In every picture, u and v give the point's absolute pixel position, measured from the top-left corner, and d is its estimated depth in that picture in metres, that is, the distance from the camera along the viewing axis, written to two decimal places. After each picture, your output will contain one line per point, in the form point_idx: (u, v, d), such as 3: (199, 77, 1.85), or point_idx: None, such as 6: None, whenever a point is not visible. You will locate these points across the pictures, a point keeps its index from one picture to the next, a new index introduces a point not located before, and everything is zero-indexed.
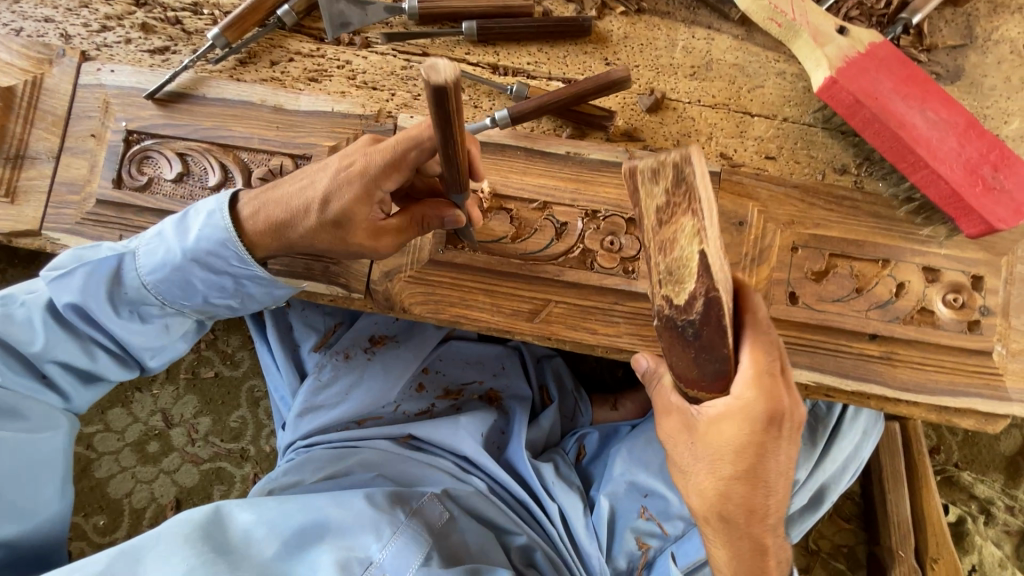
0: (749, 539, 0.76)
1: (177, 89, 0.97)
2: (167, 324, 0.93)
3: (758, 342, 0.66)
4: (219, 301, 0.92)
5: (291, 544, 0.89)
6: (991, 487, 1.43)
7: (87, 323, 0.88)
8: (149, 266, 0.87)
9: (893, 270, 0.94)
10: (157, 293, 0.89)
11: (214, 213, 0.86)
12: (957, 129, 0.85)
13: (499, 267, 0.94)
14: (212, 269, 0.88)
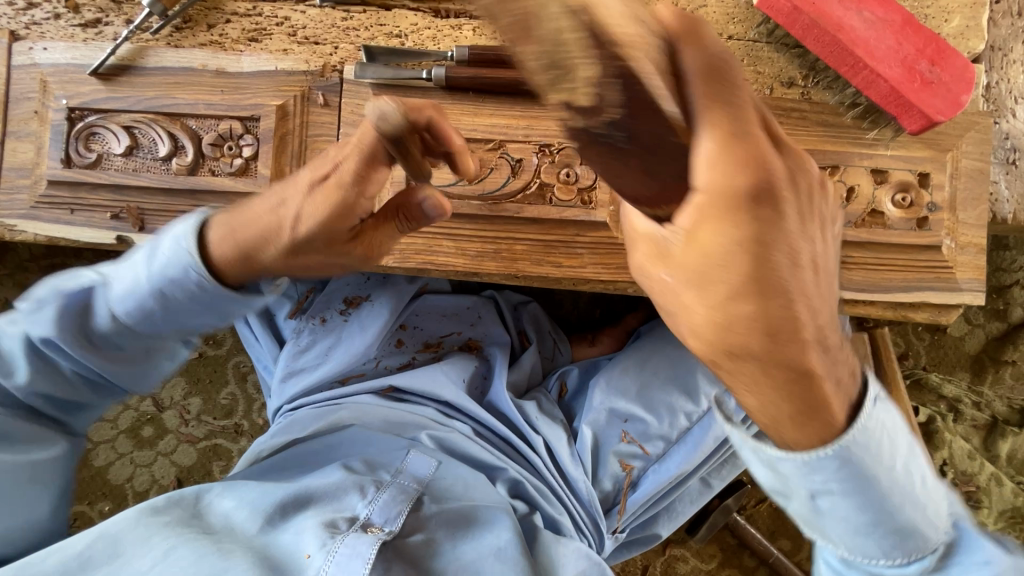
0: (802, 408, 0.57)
1: (118, 62, 0.95)
2: (147, 353, 0.85)
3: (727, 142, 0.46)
4: (201, 321, 0.81)
5: (276, 514, 0.88)
6: (959, 386, 1.50)
7: (64, 351, 0.82)
8: (117, 295, 0.78)
9: (842, 175, 0.96)
10: (131, 326, 0.80)
11: (181, 239, 0.76)
12: (894, 26, 0.86)
13: (460, 211, 0.95)
14: (186, 298, 0.78)
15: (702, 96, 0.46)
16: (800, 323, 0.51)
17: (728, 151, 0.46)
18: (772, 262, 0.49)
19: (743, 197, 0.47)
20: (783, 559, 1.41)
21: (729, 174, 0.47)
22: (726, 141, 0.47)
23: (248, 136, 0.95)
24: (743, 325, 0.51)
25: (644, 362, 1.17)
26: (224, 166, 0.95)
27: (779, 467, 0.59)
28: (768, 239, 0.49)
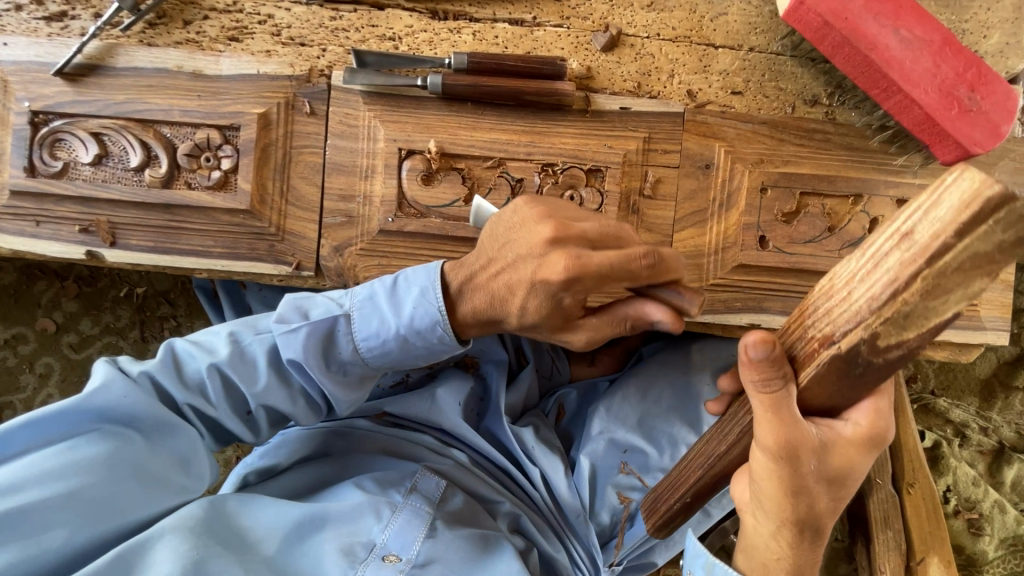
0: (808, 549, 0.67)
1: (85, 61, 0.88)
2: (346, 387, 0.86)
3: (879, 408, 0.61)
4: (408, 362, 0.85)
5: (293, 537, 0.87)
6: (966, 410, 1.47)
7: (300, 376, 0.84)
8: (368, 330, 0.82)
9: (866, 206, 0.89)
10: (364, 359, 0.84)
11: (427, 291, 0.80)
12: (932, 47, 0.79)
13: (455, 233, 0.88)
14: (414, 344, 0.82)
15: (874, 375, 0.53)
16: (826, 528, 0.66)
17: (874, 421, 0.61)
18: (844, 480, 0.62)
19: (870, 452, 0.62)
20: None
21: (868, 436, 0.61)
22: (876, 413, 0.61)
23: (227, 146, 0.88)
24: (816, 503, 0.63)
25: (646, 390, 1.11)
26: (201, 179, 0.88)
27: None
28: (840, 483, 0.63)
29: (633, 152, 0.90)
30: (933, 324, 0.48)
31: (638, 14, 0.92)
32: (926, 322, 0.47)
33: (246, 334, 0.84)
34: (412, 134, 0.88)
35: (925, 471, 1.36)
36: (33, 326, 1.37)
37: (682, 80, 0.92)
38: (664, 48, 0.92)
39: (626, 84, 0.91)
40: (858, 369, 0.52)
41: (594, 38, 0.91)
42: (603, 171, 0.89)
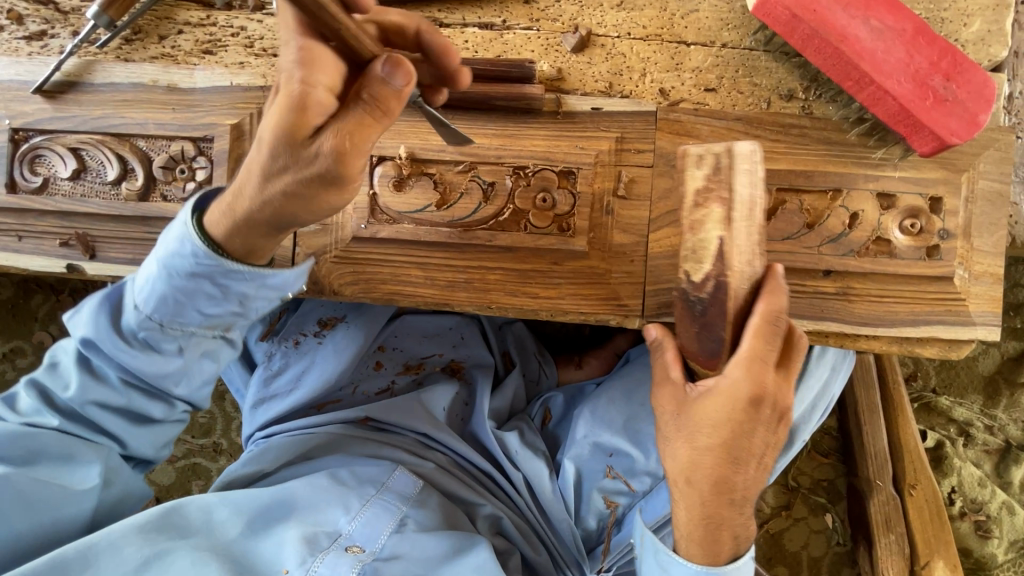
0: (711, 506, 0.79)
1: (64, 78, 0.89)
2: (181, 349, 0.77)
3: (759, 335, 0.73)
4: (213, 311, 0.75)
5: (257, 523, 0.89)
6: (970, 408, 1.41)
7: (108, 363, 0.78)
8: (141, 293, 0.74)
9: (845, 201, 0.88)
10: (161, 321, 0.74)
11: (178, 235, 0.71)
12: (904, 36, 0.78)
13: (427, 239, 0.89)
14: (186, 284, 0.72)
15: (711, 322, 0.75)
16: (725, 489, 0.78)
17: (745, 371, 0.73)
18: (731, 435, 0.75)
19: (733, 396, 0.74)
20: None
21: (740, 383, 0.73)
22: (748, 360, 0.73)
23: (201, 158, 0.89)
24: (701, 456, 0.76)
25: (631, 392, 1.11)
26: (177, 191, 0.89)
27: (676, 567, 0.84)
28: (727, 439, 0.75)
29: (605, 153, 0.89)
30: (715, 254, 0.73)
31: (609, 14, 0.92)
32: (732, 247, 0.73)
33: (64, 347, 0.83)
34: (383, 141, 0.88)
35: (928, 472, 1.31)
36: (31, 339, 1.40)
37: (654, 78, 0.91)
38: (634, 47, 0.91)
39: (597, 84, 0.90)
40: (698, 308, 0.76)
41: (564, 39, 0.91)
42: (575, 173, 0.89)
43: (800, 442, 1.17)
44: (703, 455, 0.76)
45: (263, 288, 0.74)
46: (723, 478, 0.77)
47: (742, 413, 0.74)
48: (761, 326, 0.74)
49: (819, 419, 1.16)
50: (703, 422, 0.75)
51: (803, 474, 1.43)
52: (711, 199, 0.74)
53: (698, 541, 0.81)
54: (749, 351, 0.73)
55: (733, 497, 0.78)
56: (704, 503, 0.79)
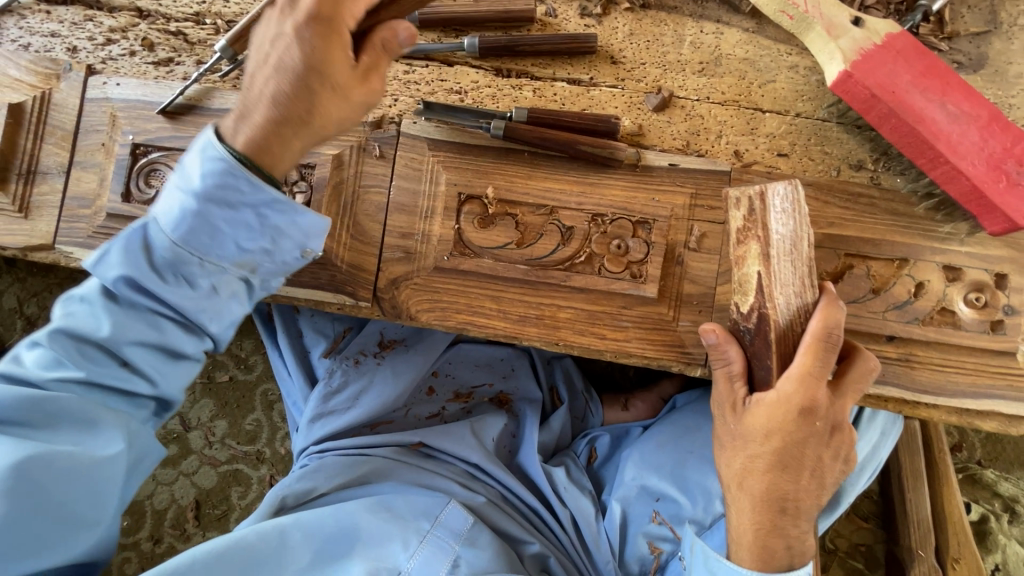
0: (774, 528, 0.84)
1: (185, 101, 0.98)
2: (215, 285, 0.79)
3: (813, 351, 0.79)
4: (248, 244, 0.78)
5: (323, 553, 0.94)
6: (1015, 484, 1.39)
7: (139, 298, 0.77)
8: (171, 221, 0.76)
9: (911, 270, 0.91)
10: (191, 247, 0.76)
11: (207, 148, 0.75)
12: (980, 122, 0.82)
13: (505, 274, 0.93)
14: (229, 204, 0.75)
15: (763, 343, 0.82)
16: (793, 508, 0.83)
17: (798, 386, 0.79)
18: (786, 447, 0.81)
19: (788, 409, 0.79)
20: None
21: (794, 396, 0.79)
22: (801, 376, 0.78)
23: (302, 183, 0.96)
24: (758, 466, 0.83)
25: (679, 438, 1.13)
26: None
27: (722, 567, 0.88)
28: (778, 448, 0.81)
29: (680, 207, 0.94)
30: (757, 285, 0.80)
31: (689, 79, 0.98)
32: (775, 277, 0.79)
33: (72, 294, 0.80)
34: (471, 180, 0.94)
35: (973, 546, 1.28)
36: None
37: (730, 140, 0.96)
38: (712, 110, 0.97)
39: (675, 143, 0.96)
40: (750, 333, 0.83)
41: (646, 98, 0.97)
42: (650, 223, 0.93)
43: (845, 504, 1.16)
44: (756, 461, 0.83)
45: (295, 224, 0.79)
46: (777, 485, 0.82)
47: (795, 424, 0.80)
48: (816, 343, 0.79)
49: (866, 481, 1.16)
50: (757, 429, 0.82)
51: (841, 536, 1.42)
52: (750, 238, 0.79)
53: (750, 547, 0.85)
54: (804, 368, 0.79)
55: (786, 505, 0.83)
56: (765, 515, 0.83)
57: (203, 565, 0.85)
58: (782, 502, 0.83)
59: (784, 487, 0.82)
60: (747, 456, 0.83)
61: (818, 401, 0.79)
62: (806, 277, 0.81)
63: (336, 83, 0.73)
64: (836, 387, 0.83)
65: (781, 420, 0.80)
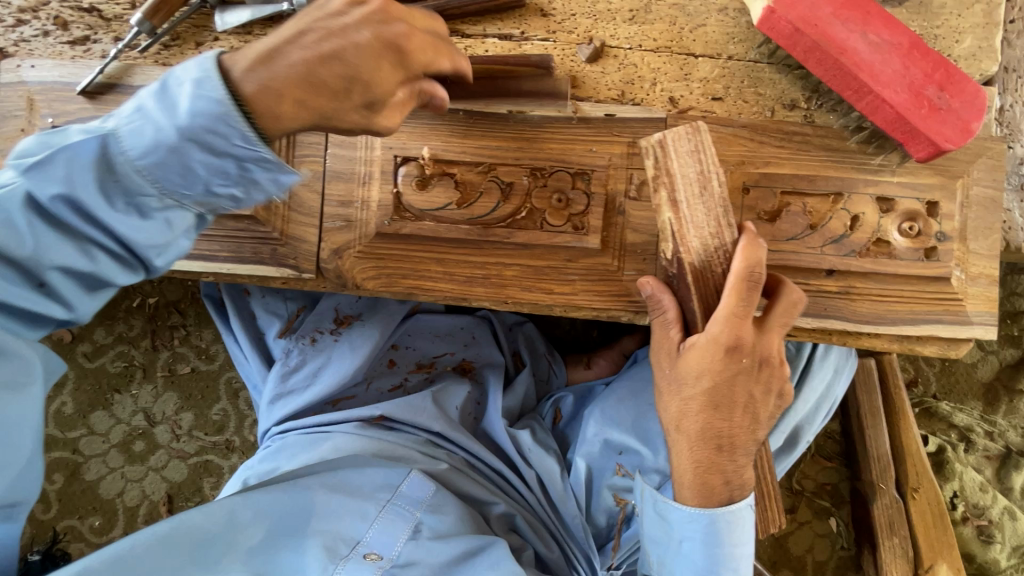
0: (713, 464, 0.85)
1: (105, 80, 0.95)
2: (170, 220, 0.68)
3: (735, 290, 0.79)
4: (221, 191, 0.68)
5: (277, 531, 0.92)
6: (970, 414, 1.45)
7: (78, 219, 0.65)
8: (141, 139, 0.63)
9: (846, 204, 0.92)
10: (153, 179, 0.65)
11: (204, 80, 0.63)
12: (901, 50, 0.83)
13: (447, 236, 0.93)
14: (212, 150, 0.64)
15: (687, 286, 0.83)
16: (729, 446, 0.85)
17: (722, 327, 0.80)
18: (717, 387, 0.82)
19: (714, 349, 0.80)
20: None
21: (720, 336, 0.80)
22: (724, 317, 0.79)
23: None
24: (695, 409, 0.84)
25: (640, 390, 1.14)
26: None
27: (669, 505, 0.90)
28: (711, 389, 0.82)
29: (618, 157, 0.94)
30: (672, 232, 0.81)
31: (621, 27, 0.97)
32: (685, 221, 0.80)
33: None
34: (407, 142, 0.93)
35: (930, 476, 1.32)
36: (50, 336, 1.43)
37: (664, 87, 0.96)
38: (645, 58, 0.97)
39: (610, 93, 0.96)
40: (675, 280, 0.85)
41: (579, 50, 0.96)
42: (589, 175, 0.93)
43: (803, 443, 1.19)
44: (690, 403, 0.84)
45: (273, 183, 0.68)
46: (712, 424, 0.84)
47: (722, 364, 0.81)
48: (739, 285, 0.80)
49: (822, 420, 1.19)
50: (687, 369, 0.82)
51: (807, 477, 1.46)
52: (662, 185, 0.80)
53: (691, 485, 0.87)
54: (728, 308, 0.79)
55: (722, 442, 0.84)
56: (705, 452, 0.85)
57: (143, 547, 0.83)
58: (718, 442, 0.84)
59: (719, 427, 0.84)
60: (682, 399, 0.84)
61: (743, 339, 0.80)
62: (723, 215, 0.81)
63: (374, 101, 0.70)
64: (763, 323, 0.84)
65: (707, 363, 0.81)
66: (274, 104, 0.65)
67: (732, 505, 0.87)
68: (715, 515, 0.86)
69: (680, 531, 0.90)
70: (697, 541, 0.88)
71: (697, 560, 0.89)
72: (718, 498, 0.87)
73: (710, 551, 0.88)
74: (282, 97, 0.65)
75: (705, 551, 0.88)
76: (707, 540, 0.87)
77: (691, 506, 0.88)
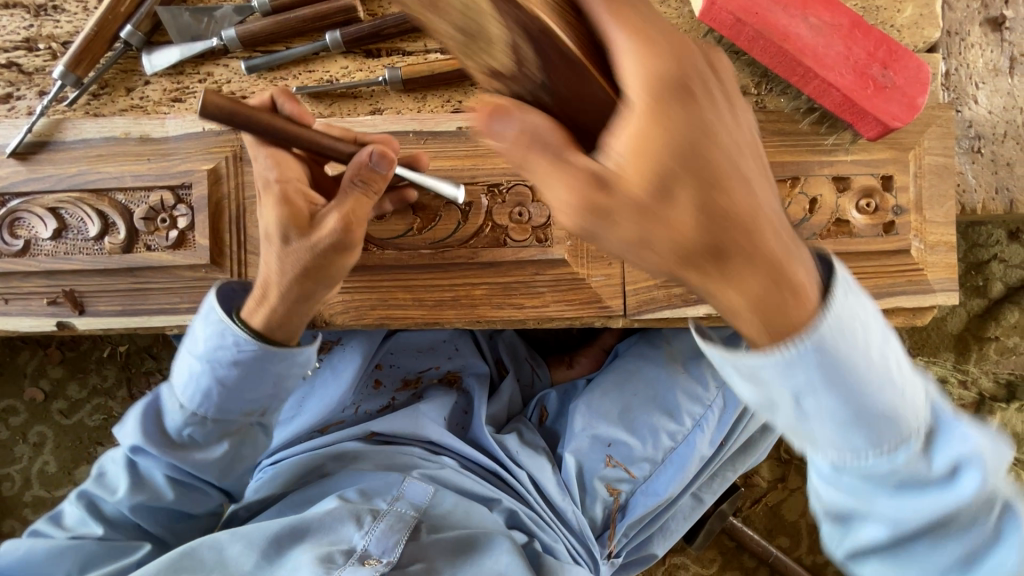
0: (775, 268, 0.51)
1: (35, 138, 0.90)
2: (223, 439, 0.85)
3: (649, 39, 0.48)
4: (254, 397, 0.83)
5: (270, 551, 0.88)
6: (944, 366, 1.49)
7: (155, 463, 0.85)
8: (186, 393, 0.82)
9: (804, 187, 0.93)
10: (201, 412, 0.82)
11: (209, 316, 0.80)
12: (841, 31, 0.83)
13: (411, 263, 0.91)
14: (231, 368, 0.80)
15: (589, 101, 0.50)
16: (803, 320, 0.52)
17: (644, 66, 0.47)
18: (679, 182, 0.48)
19: (665, 151, 0.47)
20: (781, 558, 1.43)
21: (661, 124, 0.47)
22: (648, 82, 0.47)
23: (181, 206, 0.90)
24: (693, 234, 0.49)
25: (624, 382, 1.15)
26: (160, 240, 0.90)
27: (762, 377, 0.53)
28: (701, 216, 0.49)
29: None
30: (506, 44, 0.49)
31: None
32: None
33: (105, 458, 0.90)
34: None
35: None
36: (23, 396, 1.39)
37: None
38: None
39: None
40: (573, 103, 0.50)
41: None
42: None
43: None
44: (687, 227, 0.48)
45: (293, 367, 0.82)
46: (745, 245, 0.50)
47: (682, 141, 0.47)
48: (663, 47, 0.48)
49: None
50: (624, 200, 0.47)
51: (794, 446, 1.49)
52: None
53: (786, 351, 0.51)
54: (647, 70, 0.47)
55: (785, 289, 0.51)
56: (766, 272, 0.51)
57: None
58: (757, 294, 0.51)
59: (733, 243, 0.49)
60: (670, 212, 0.48)
61: (710, 116, 0.49)
62: None
63: (340, 246, 0.77)
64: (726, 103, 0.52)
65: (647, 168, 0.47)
66: (275, 275, 0.77)
67: (832, 302, 0.52)
68: (815, 338, 0.51)
69: (812, 411, 0.54)
70: (882, 499, 0.56)
71: (848, 426, 0.54)
72: (856, 373, 0.52)
73: (844, 396, 0.53)
74: (283, 269, 0.77)
75: (863, 424, 0.53)
76: (857, 419, 0.53)
77: (829, 397, 0.52)
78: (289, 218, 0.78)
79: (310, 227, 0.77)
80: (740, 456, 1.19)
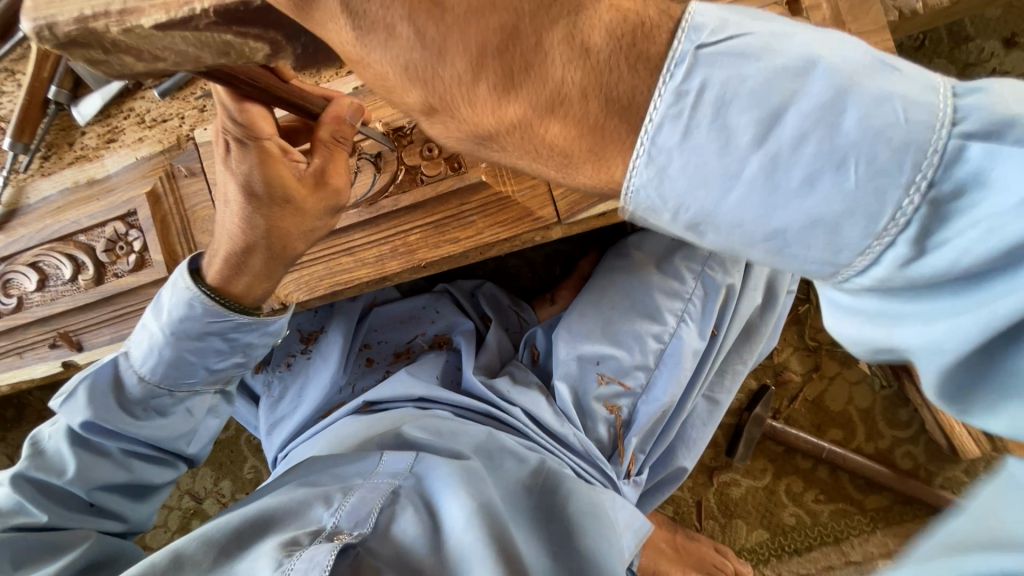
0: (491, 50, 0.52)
1: (7, 208, 1.02)
2: (189, 408, 0.95)
3: None
4: (220, 365, 0.93)
5: (236, 544, 0.90)
6: None
7: (106, 439, 0.93)
8: (143, 364, 0.89)
9: None
10: (162, 382, 0.91)
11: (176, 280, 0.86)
12: None
13: (342, 226, 0.94)
14: (195, 336, 0.87)
15: None
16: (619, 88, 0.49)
17: None
18: None
19: None
20: (834, 451, 1.34)
21: None
22: None
23: (132, 231, 0.97)
24: None
25: (600, 298, 1.13)
26: (123, 266, 0.98)
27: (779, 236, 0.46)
28: None
29: None
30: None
31: None
32: None
33: (41, 433, 0.96)
34: None
35: None
36: None
37: None
38: None
39: None
40: None
41: None
42: None
43: (783, 294, 1.15)
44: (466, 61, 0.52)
45: (265, 335, 0.93)
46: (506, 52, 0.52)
47: None
48: None
49: None
50: None
51: (820, 331, 1.39)
52: None
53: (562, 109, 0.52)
54: None
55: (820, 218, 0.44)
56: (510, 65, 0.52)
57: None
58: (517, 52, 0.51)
59: None
60: None
61: None
62: None
63: (338, 204, 0.85)
64: None
65: None
66: (262, 237, 0.81)
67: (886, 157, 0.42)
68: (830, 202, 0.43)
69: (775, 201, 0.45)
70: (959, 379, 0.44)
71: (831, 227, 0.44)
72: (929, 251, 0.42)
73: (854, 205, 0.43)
74: (269, 230, 0.81)
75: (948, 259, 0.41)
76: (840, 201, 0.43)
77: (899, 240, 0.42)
78: (278, 177, 0.79)
79: (308, 184, 0.81)
80: (745, 345, 1.15)
